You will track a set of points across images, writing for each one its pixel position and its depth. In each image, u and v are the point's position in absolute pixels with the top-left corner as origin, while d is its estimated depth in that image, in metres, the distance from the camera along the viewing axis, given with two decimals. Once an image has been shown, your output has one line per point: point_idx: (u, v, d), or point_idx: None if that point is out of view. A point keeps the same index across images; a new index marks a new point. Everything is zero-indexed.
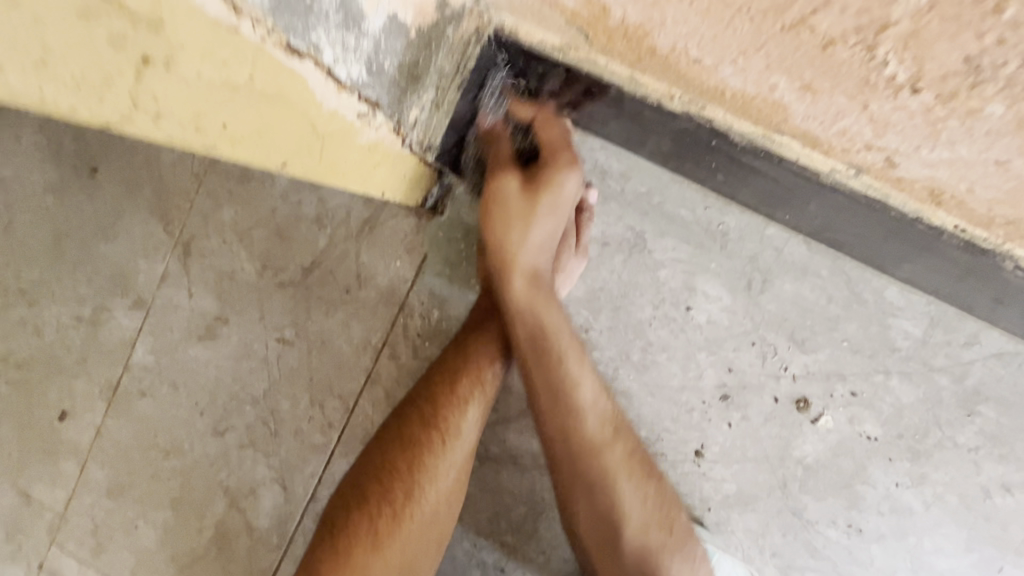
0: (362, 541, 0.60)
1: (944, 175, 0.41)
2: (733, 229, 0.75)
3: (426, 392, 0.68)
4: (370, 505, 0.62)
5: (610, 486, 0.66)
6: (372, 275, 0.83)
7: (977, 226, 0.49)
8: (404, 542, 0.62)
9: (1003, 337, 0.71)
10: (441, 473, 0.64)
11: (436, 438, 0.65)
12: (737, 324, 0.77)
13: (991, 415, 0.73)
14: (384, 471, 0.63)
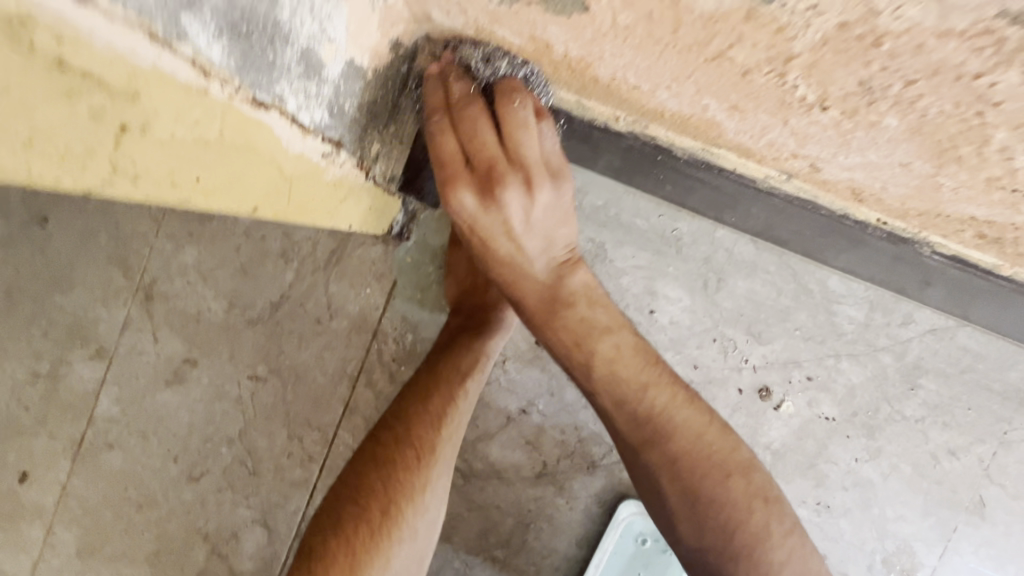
0: (339, 567, 0.59)
1: (861, 177, 0.46)
2: (686, 234, 0.80)
3: (399, 412, 0.69)
4: (347, 528, 0.61)
5: (647, 447, 0.58)
6: (343, 304, 0.84)
7: (896, 218, 0.54)
8: (383, 564, 0.61)
9: (935, 314, 0.78)
10: (418, 490, 0.65)
11: (411, 456, 0.66)
12: (697, 323, 0.81)
13: (932, 386, 0.80)
14: (361, 492, 0.63)
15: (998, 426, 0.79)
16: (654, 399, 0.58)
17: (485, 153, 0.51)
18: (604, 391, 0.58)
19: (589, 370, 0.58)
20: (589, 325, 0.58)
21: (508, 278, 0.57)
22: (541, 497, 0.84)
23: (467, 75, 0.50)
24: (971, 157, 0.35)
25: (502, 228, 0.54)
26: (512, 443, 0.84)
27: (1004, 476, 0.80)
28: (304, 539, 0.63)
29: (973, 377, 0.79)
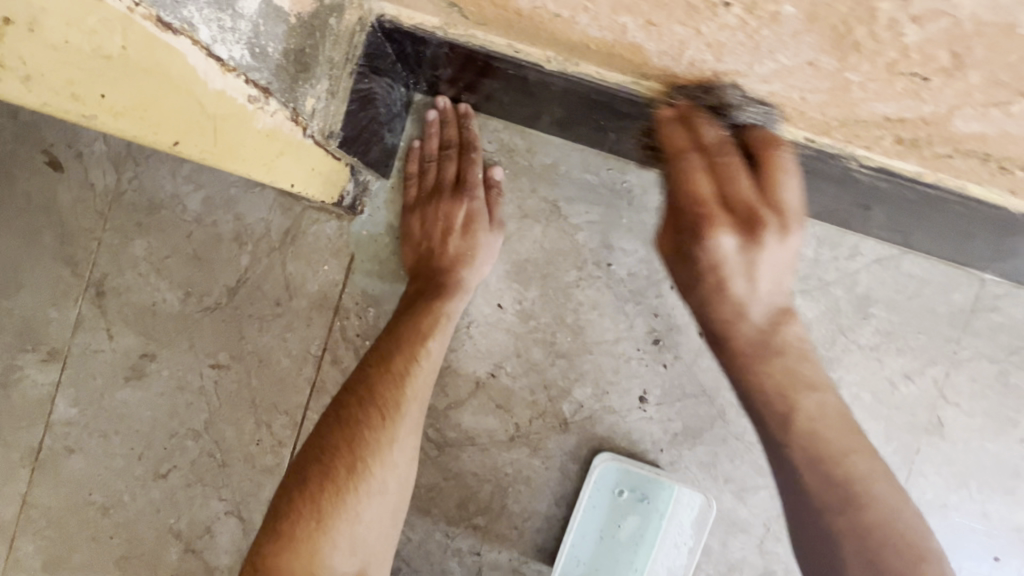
0: (306, 521, 0.61)
1: (780, 88, 0.48)
2: (636, 185, 0.82)
3: (361, 374, 0.70)
4: (313, 486, 0.63)
5: (834, 509, 0.55)
6: (302, 284, 0.83)
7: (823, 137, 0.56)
8: (352, 518, 0.63)
9: (878, 244, 0.82)
10: (384, 448, 0.66)
11: (375, 416, 0.66)
12: (655, 272, 0.82)
13: (883, 315, 0.83)
14: (326, 452, 0.64)
15: (948, 348, 0.83)
16: (852, 464, 0.57)
17: (745, 196, 0.54)
18: (798, 448, 0.57)
19: (790, 419, 0.58)
20: (795, 376, 0.59)
21: (724, 317, 0.59)
22: (516, 460, 0.84)
23: (743, 128, 0.54)
24: (868, 41, 0.37)
25: (745, 266, 0.55)
26: (483, 408, 0.84)
27: (958, 395, 0.83)
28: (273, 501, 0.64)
29: (920, 303, 0.82)
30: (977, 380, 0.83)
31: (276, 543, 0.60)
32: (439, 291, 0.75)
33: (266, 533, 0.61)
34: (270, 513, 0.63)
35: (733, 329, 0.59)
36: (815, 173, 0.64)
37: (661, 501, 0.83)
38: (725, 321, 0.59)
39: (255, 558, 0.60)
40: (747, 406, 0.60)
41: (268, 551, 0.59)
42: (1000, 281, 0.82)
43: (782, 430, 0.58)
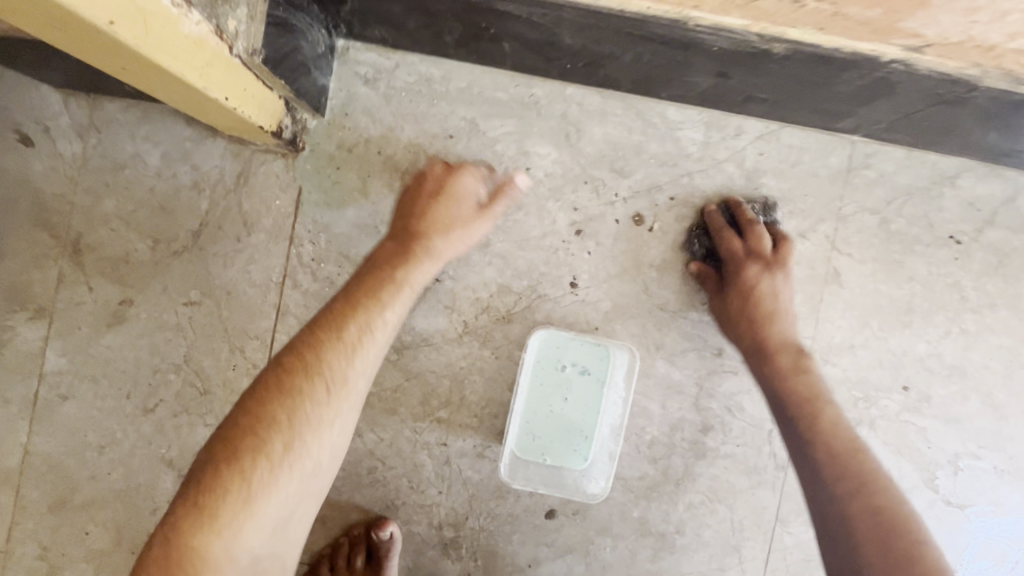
0: (233, 496, 0.60)
1: None
2: (541, 97, 0.93)
3: (310, 339, 0.70)
4: (242, 461, 0.62)
5: (854, 497, 0.72)
6: (258, 220, 0.93)
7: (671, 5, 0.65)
8: (282, 495, 0.63)
9: (759, 123, 0.93)
10: (325, 425, 0.67)
11: (322, 386, 0.67)
12: (568, 170, 0.93)
13: (773, 184, 0.94)
14: (263, 424, 0.64)
15: (834, 206, 0.94)
16: (858, 459, 0.76)
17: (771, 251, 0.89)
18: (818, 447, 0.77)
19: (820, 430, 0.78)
20: (815, 394, 0.82)
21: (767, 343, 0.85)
22: (468, 354, 0.94)
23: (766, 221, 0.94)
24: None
25: (776, 300, 0.87)
26: (432, 310, 0.94)
27: (848, 246, 0.94)
28: (194, 469, 0.62)
29: (803, 170, 0.94)
30: (863, 231, 0.94)
31: (195, 517, 0.59)
32: (402, 270, 0.78)
33: (183, 503, 0.60)
34: (193, 483, 0.61)
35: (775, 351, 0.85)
36: (676, 48, 0.75)
37: (600, 365, 0.94)
38: (774, 344, 0.85)
39: (171, 531, 0.58)
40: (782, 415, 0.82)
41: (185, 526, 0.58)
42: (868, 141, 0.94)
43: (813, 433, 0.78)
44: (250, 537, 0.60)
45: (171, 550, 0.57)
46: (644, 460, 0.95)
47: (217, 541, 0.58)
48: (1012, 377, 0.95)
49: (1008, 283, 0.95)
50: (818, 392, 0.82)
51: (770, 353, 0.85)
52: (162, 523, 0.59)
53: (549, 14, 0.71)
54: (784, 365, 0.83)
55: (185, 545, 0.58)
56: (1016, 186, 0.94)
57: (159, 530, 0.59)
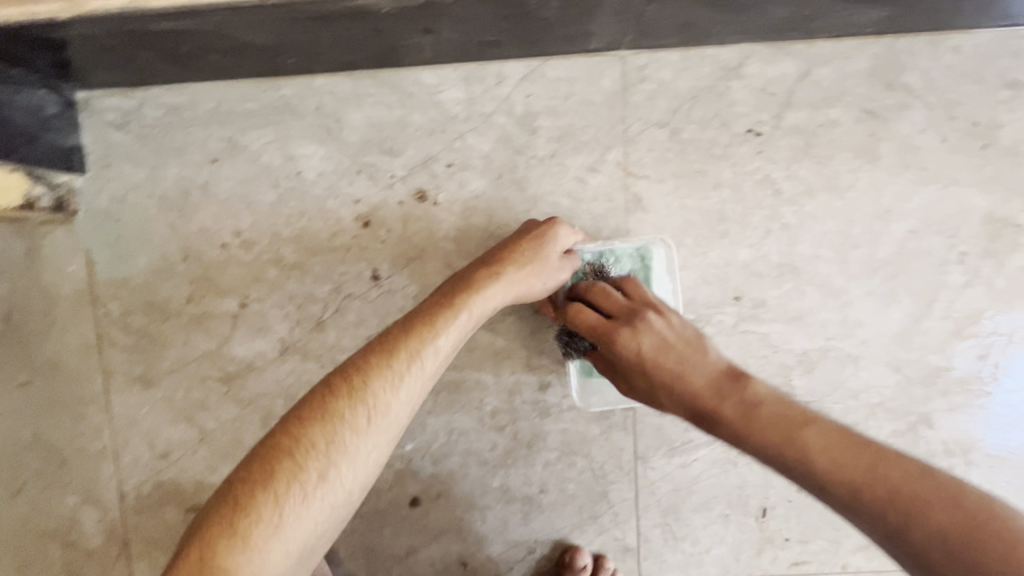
0: (264, 520, 0.57)
1: None
2: (292, 96, 0.90)
3: (361, 362, 0.67)
4: (276, 485, 0.59)
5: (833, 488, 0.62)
6: (58, 290, 0.94)
7: None
8: (310, 522, 0.59)
9: (519, 64, 0.88)
10: (361, 457, 0.63)
11: (362, 415, 0.64)
12: (339, 164, 0.91)
13: (549, 123, 0.89)
14: (301, 446, 0.61)
15: (618, 130, 0.89)
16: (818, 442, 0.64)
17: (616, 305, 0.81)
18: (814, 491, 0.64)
19: (810, 466, 0.64)
20: (789, 420, 0.68)
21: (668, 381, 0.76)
22: (293, 369, 0.94)
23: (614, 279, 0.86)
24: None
25: (670, 347, 0.77)
26: (248, 335, 0.94)
27: (642, 167, 0.89)
28: (231, 485, 0.61)
29: (577, 101, 0.89)
30: (654, 149, 0.89)
31: (225, 540, 0.56)
32: (457, 296, 0.76)
33: (215, 521, 0.58)
34: (226, 498, 0.59)
35: (722, 409, 0.72)
36: (361, 18, 0.70)
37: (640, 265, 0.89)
38: (677, 385, 0.75)
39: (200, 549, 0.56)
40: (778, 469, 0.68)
41: (216, 546, 0.56)
42: (637, 52, 0.88)
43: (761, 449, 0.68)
44: (274, 566, 0.57)
45: (202, 567, 0.55)
46: (491, 431, 0.94)
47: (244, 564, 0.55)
48: (846, 261, 0.90)
49: (821, 163, 0.89)
50: (735, 396, 0.72)
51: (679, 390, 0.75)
52: (197, 529, 0.58)
53: (209, 18, 0.67)
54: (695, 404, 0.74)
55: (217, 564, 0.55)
56: (807, 58, 0.87)
57: (190, 541, 0.57)
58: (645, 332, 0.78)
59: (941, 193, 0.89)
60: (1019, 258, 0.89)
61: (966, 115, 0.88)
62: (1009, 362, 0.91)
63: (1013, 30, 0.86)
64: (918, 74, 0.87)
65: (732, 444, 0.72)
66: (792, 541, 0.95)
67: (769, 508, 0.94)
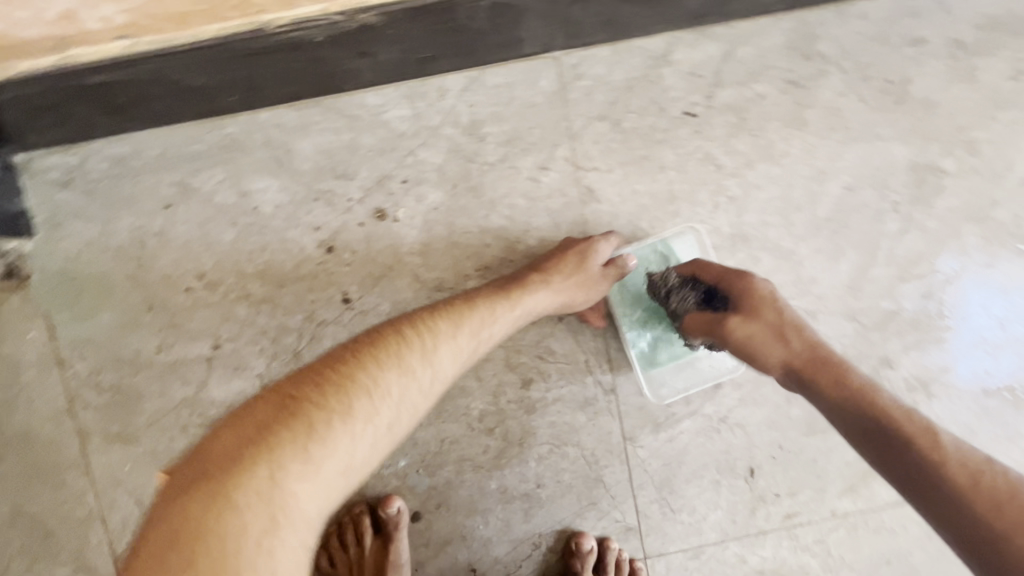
0: (332, 444, 0.54)
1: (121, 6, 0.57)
2: (239, 133, 0.90)
3: (425, 325, 0.69)
4: (352, 418, 0.56)
5: (934, 481, 0.62)
6: (21, 358, 0.91)
7: (229, 18, 0.62)
8: (370, 458, 0.57)
9: (458, 75, 0.91)
10: (421, 409, 0.62)
11: (427, 373, 0.64)
12: (294, 194, 0.91)
13: (496, 129, 0.92)
14: (376, 385, 0.59)
15: (562, 128, 0.92)
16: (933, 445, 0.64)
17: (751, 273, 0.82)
18: (874, 457, 0.69)
19: (914, 455, 0.64)
20: (903, 411, 0.68)
21: (777, 339, 0.78)
22: None
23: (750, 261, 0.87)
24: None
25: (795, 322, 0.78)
26: (225, 376, 0.93)
27: (590, 160, 0.93)
28: (291, 399, 0.56)
29: (518, 104, 0.92)
30: (599, 141, 0.93)
31: (294, 464, 0.52)
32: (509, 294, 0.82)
33: (282, 441, 0.52)
34: (288, 413, 0.54)
35: (836, 368, 0.74)
36: (297, 50, 0.72)
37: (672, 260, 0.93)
38: (790, 346, 0.77)
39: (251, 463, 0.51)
40: (865, 444, 0.69)
41: (285, 469, 0.51)
42: (569, 51, 0.91)
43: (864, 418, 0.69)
44: (328, 494, 0.53)
45: (270, 490, 0.50)
46: (482, 435, 0.96)
47: (307, 484, 0.52)
48: (791, 224, 0.95)
49: (755, 135, 0.94)
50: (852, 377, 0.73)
51: (791, 352, 0.77)
52: (256, 447, 0.52)
53: (145, 66, 0.69)
54: (802, 366, 0.76)
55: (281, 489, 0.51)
56: (727, 39, 0.92)
57: (242, 451, 0.52)
58: (760, 283, 0.80)
59: (867, 148, 0.95)
60: (946, 200, 0.96)
61: (879, 75, 0.94)
62: (952, 297, 0.98)
63: None
64: (830, 42, 0.93)
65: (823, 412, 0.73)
66: (782, 496, 0.99)
67: (755, 468, 0.98)
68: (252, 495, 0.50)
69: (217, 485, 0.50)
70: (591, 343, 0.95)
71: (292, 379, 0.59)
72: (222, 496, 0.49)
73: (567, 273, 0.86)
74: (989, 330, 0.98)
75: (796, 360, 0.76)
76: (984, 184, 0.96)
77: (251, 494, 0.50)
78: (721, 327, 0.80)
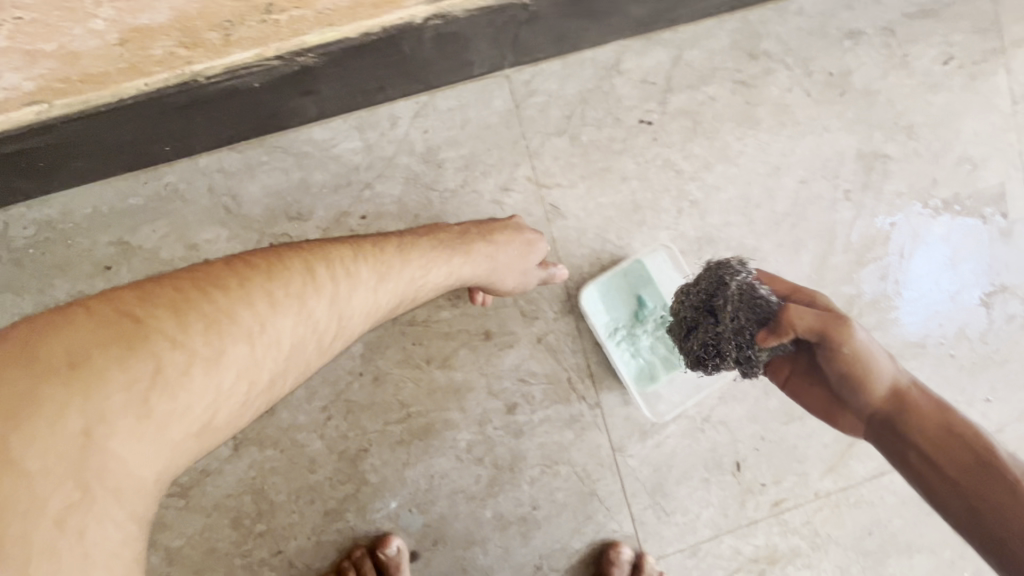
0: (184, 397, 0.45)
1: (32, 72, 0.51)
2: (178, 182, 0.84)
3: (339, 264, 0.60)
4: (217, 372, 0.47)
5: None
6: None
7: (156, 72, 0.58)
8: (228, 419, 0.49)
9: (408, 102, 0.88)
10: (306, 367, 0.56)
11: (329, 326, 0.57)
12: (247, 241, 0.86)
13: (453, 154, 0.89)
14: (260, 334, 0.50)
15: (520, 147, 0.91)
16: None
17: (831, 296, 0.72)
18: (960, 506, 0.57)
19: None
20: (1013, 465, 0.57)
21: (882, 362, 0.64)
22: (252, 460, 0.89)
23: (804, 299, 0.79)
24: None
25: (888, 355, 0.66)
26: None
27: (552, 177, 0.92)
28: (140, 324, 0.45)
29: (473, 126, 0.89)
30: (559, 157, 0.92)
31: (129, 419, 0.43)
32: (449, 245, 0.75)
33: (119, 385, 0.43)
34: (131, 346, 0.44)
35: (929, 404, 0.62)
36: (235, 97, 0.68)
37: (648, 279, 0.94)
38: (897, 376, 0.64)
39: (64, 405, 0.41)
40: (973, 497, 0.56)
41: (114, 428, 0.43)
42: (520, 69, 0.89)
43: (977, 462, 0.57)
44: (171, 454, 0.46)
45: (82, 452, 0.42)
46: (472, 465, 0.94)
47: (142, 444, 0.44)
48: (752, 221, 0.97)
49: (710, 138, 0.95)
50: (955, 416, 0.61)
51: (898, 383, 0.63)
52: (80, 390, 0.42)
53: (63, 127, 0.63)
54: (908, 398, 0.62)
55: (103, 448, 0.43)
56: (675, 44, 0.93)
57: (50, 391, 0.41)
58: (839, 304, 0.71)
59: (817, 141, 0.97)
60: (893, 183, 1.00)
61: (822, 68, 0.96)
62: (902, 275, 1.02)
63: None
64: (774, 39, 0.95)
65: (919, 451, 0.60)
66: (768, 485, 1.02)
67: (741, 461, 1.01)
68: (56, 452, 0.41)
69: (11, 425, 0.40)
70: (571, 360, 0.95)
71: (139, 293, 0.47)
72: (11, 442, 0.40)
73: (512, 247, 0.82)
74: (937, 303, 1.03)
75: (903, 383, 0.64)
76: (926, 165, 1.00)
77: (58, 449, 0.41)
78: (842, 326, 0.64)
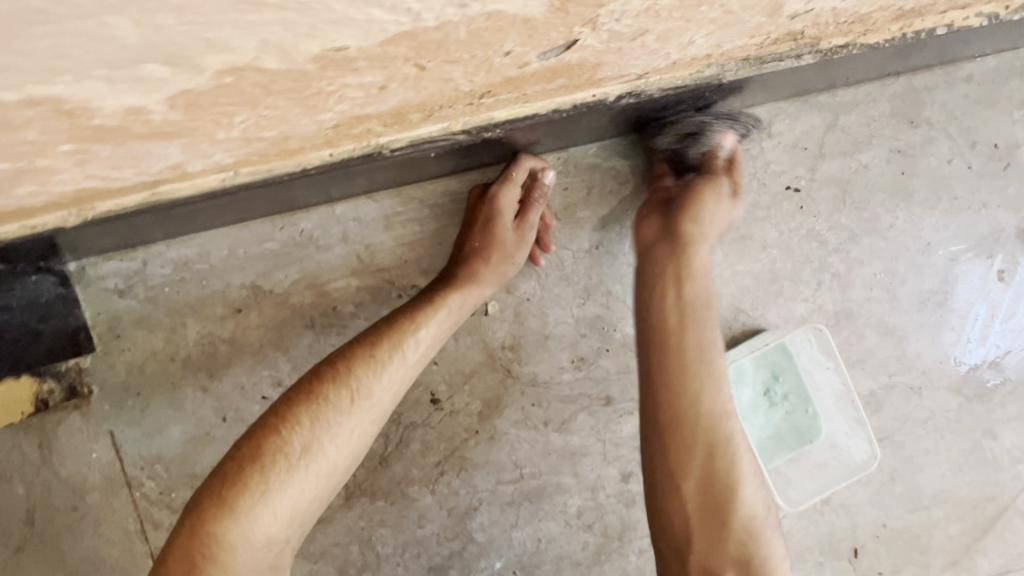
0: (251, 489, 0.63)
1: (240, 152, 0.49)
2: (313, 229, 0.83)
3: (345, 352, 0.72)
4: (264, 458, 0.65)
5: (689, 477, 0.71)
6: (84, 481, 0.83)
7: (346, 145, 0.55)
8: (295, 495, 0.65)
9: (548, 158, 0.84)
10: (341, 431, 0.67)
11: (344, 396, 0.68)
12: (376, 291, 0.84)
13: (589, 213, 0.86)
14: (284, 424, 0.66)
15: None
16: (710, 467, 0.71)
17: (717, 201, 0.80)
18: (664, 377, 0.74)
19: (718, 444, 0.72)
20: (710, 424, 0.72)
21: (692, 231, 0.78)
22: (362, 511, 0.88)
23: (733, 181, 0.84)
24: (197, 104, 0.35)
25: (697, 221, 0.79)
26: None
27: None
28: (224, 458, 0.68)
29: (613, 185, 0.86)
30: None
31: (216, 512, 0.62)
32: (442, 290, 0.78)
33: (207, 499, 0.63)
34: (219, 470, 0.66)
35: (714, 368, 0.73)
36: (401, 160, 0.66)
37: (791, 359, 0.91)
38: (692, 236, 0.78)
39: (195, 523, 0.62)
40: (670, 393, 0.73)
41: (209, 520, 0.62)
42: None
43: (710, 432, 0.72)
44: (260, 527, 0.63)
45: (197, 541, 0.61)
46: (580, 532, 0.91)
47: (234, 528, 0.62)
48: (895, 298, 0.91)
49: (860, 209, 0.89)
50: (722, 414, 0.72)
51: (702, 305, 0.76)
52: (194, 512, 0.63)
53: (237, 189, 0.61)
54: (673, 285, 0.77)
55: (209, 536, 0.61)
56: (831, 107, 0.87)
57: (181, 517, 0.65)
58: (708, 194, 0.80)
59: (974, 216, 0.91)
60: None
61: (986, 139, 0.90)
62: None
63: (1017, 53, 0.88)
64: (937, 107, 0.88)
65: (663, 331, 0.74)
66: None
67: (859, 548, 0.95)
68: (182, 557, 0.61)
69: (166, 546, 0.63)
70: None
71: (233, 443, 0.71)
72: (177, 553, 0.61)
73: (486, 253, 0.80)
74: None
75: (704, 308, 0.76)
76: None
77: (185, 547, 0.61)
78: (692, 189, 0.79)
